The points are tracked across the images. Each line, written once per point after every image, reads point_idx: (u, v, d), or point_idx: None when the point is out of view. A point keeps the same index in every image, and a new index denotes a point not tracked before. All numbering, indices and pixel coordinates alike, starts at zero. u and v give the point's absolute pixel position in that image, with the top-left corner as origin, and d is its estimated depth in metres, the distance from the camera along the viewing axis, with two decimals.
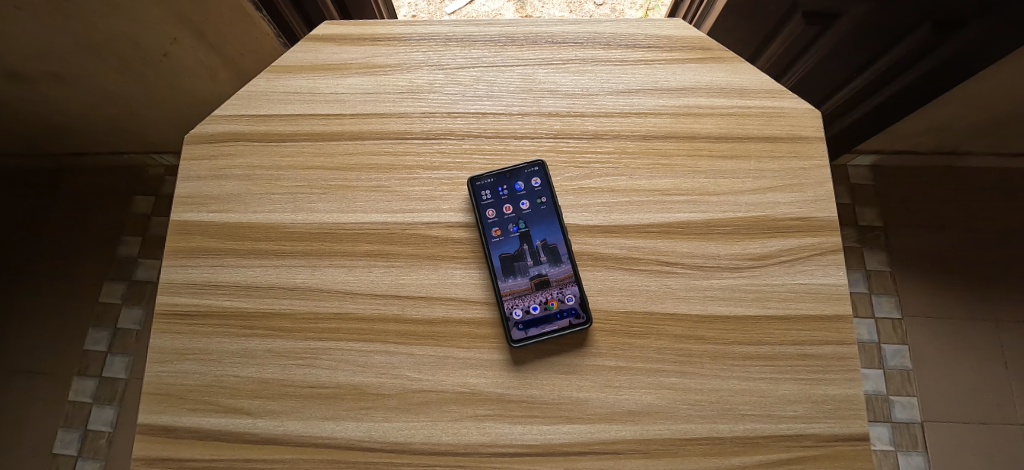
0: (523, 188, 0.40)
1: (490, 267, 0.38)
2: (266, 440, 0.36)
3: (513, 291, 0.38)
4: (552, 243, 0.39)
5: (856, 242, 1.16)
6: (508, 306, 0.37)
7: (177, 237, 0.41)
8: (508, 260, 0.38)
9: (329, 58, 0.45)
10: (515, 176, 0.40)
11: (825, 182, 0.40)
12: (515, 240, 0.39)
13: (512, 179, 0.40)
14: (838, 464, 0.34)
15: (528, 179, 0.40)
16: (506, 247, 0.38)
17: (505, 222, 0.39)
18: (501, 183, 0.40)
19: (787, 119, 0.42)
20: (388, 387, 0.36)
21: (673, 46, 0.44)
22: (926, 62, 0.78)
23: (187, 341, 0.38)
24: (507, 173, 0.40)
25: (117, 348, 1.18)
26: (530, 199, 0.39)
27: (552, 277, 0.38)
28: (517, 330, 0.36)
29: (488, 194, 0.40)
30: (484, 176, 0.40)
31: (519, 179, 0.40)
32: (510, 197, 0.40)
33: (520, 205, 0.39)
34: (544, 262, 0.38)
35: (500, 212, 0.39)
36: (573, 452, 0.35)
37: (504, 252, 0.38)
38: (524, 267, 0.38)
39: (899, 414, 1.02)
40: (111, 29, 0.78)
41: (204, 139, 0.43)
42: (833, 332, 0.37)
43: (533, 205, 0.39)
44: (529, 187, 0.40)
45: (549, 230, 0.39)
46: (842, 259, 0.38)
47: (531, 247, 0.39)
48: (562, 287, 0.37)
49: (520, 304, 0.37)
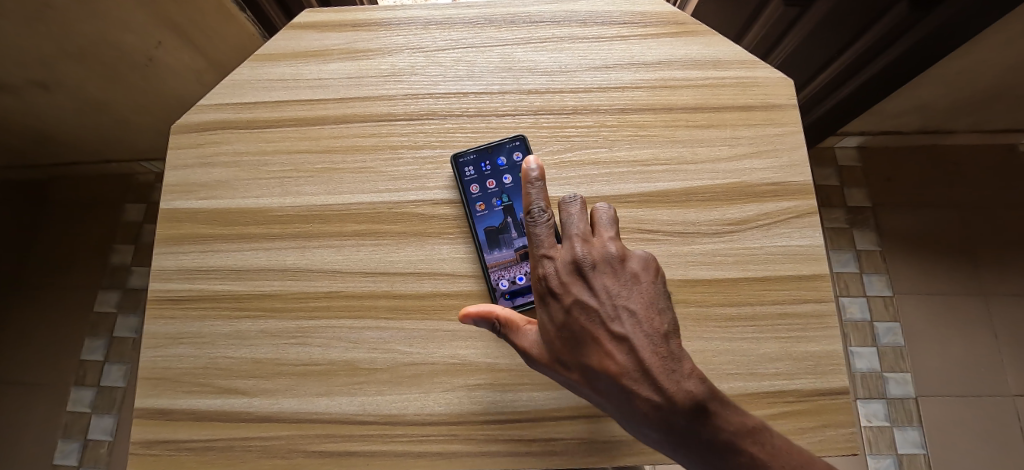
0: (505, 163, 0.41)
1: (476, 241, 0.39)
2: (263, 418, 0.36)
3: (499, 262, 0.39)
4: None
5: (845, 223, 1.18)
6: (495, 277, 0.38)
7: (166, 225, 0.42)
8: (493, 232, 0.39)
9: (311, 45, 0.45)
10: (496, 151, 0.41)
11: (798, 147, 0.42)
12: (499, 214, 0.40)
13: (494, 153, 0.41)
14: (819, 417, 0.35)
15: (510, 153, 0.41)
16: (490, 219, 0.40)
17: (489, 195, 0.40)
18: (483, 157, 0.41)
19: (761, 89, 0.43)
20: (380, 361, 0.37)
21: (648, 22, 0.45)
22: (905, 39, 0.79)
23: (180, 326, 0.39)
24: (490, 148, 0.41)
25: (113, 356, 1.17)
26: (513, 174, 0.41)
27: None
28: (504, 300, 0.38)
29: (471, 170, 0.41)
30: (467, 153, 0.41)
31: (502, 155, 0.41)
32: (493, 172, 0.41)
33: (503, 180, 0.41)
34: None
35: (483, 187, 0.40)
36: (564, 417, 0.35)
37: (489, 225, 0.39)
38: (509, 239, 0.39)
39: (892, 390, 1.04)
40: (94, 32, 0.77)
41: (191, 128, 0.44)
42: (811, 290, 0.38)
43: (515, 180, 0.41)
44: (511, 161, 0.41)
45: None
46: (817, 221, 0.40)
47: (515, 220, 0.40)
48: None
49: (507, 274, 0.38)
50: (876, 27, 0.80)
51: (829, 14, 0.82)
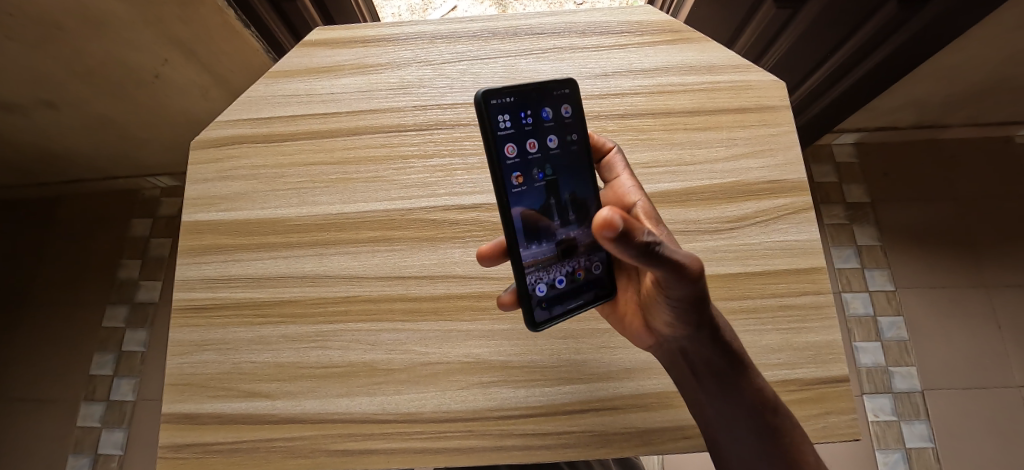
0: (550, 118, 0.35)
1: (513, 225, 0.32)
2: (285, 419, 0.38)
3: (538, 260, 0.33)
4: (579, 195, 0.35)
5: (845, 219, 1.20)
6: (532, 279, 0.33)
7: (189, 236, 0.44)
8: (534, 215, 0.33)
9: (323, 61, 0.48)
10: (540, 101, 0.34)
11: (791, 146, 0.44)
12: (541, 189, 0.33)
13: (536, 104, 0.34)
14: (822, 405, 0.37)
15: (556, 108, 0.35)
16: (530, 192, 0.33)
17: (526, 161, 0.33)
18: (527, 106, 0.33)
19: (754, 91, 0.46)
20: (398, 362, 0.39)
21: (644, 31, 0.47)
22: (897, 36, 0.81)
23: (204, 333, 0.41)
24: (532, 97, 0.34)
25: (123, 371, 1.19)
26: (558, 136, 0.35)
27: (579, 242, 0.35)
28: (540, 309, 0.34)
29: (507, 120, 0.32)
30: (505, 94, 0.32)
31: (546, 107, 0.35)
32: (537, 129, 0.34)
33: (546, 143, 0.34)
34: (573, 222, 0.35)
35: (523, 150, 0.33)
36: (576, 410, 0.37)
37: (529, 204, 0.33)
38: (551, 227, 0.34)
39: (899, 384, 1.05)
40: (103, 51, 0.80)
41: (212, 144, 0.46)
42: (809, 282, 0.40)
43: (559, 145, 0.35)
44: (555, 118, 0.35)
45: (572, 178, 0.35)
46: (812, 216, 0.42)
47: (558, 200, 0.34)
48: (589, 254, 0.36)
49: (545, 277, 0.34)
50: (866, 26, 0.82)
51: (819, 16, 0.84)
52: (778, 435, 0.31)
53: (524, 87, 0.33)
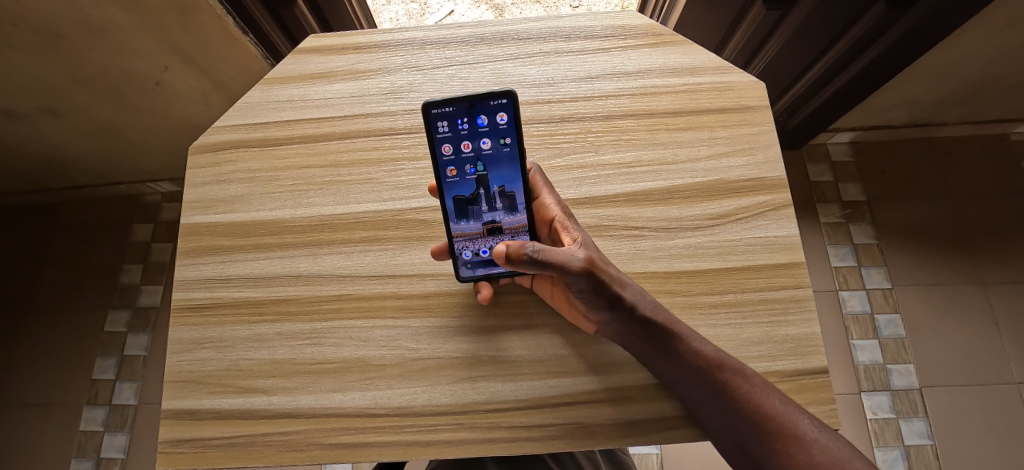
0: (485, 124, 0.33)
1: (442, 209, 0.36)
2: (281, 414, 0.39)
3: (465, 233, 0.38)
4: (506, 190, 0.36)
5: (840, 217, 1.21)
6: (460, 246, 0.39)
7: (188, 238, 0.45)
8: (461, 203, 0.37)
9: (316, 67, 0.49)
10: (477, 109, 0.33)
11: (771, 145, 0.45)
12: (472, 183, 0.36)
13: (473, 112, 0.33)
14: (802, 396, 0.37)
15: (493, 113, 0.33)
16: (460, 184, 0.36)
17: (461, 158, 0.35)
18: (462, 114, 0.33)
19: (735, 92, 0.47)
20: (390, 357, 0.40)
21: (628, 34, 0.49)
22: (886, 36, 0.83)
23: (203, 332, 0.42)
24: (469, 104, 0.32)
25: (125, 375, 1.20)
26: (493, 140, 0.34)
27: (506, 224, 0.38)
28: (466, 269, 0.40)
29: (443, 126, 0.33)
30: (441, 103, 0.32)
31: (483, 113, 0.33)
32: (471, 134, 0.34)
33: (480, 145, 0.34)
34: (500, 209, 0.37)
35: (457, 150, 0.34)
36: (562, 403, 0.38)
37: (458, 194, 0.36)
38: (478, 212, 0.37)
39: (896, 381, 1.06)
40: (105, 58, 0.82)
41: (209, 149, 0.48)
42: (789, 277, 0.41)
43: (495, 147, 0.34)
44: (492, 123, 0.33)
45: (502, 174, 0.36)
46: (791, 213, 0.43)
47: (488, 192, 0.36)
48: (515, 234, 0.38)
49: (471, 246, 0.39)
50: (857, 26, 0.84)
51: (809, 18, 0.85)
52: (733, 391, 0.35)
53: (458, 97, 0.32)
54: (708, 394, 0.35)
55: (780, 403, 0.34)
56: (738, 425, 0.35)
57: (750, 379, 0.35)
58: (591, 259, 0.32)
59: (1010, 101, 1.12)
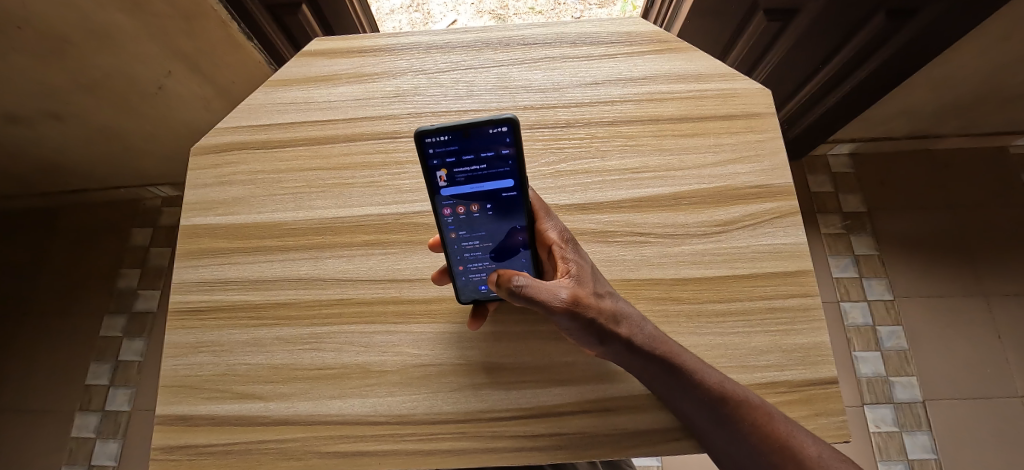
0: (487, 156, 0.28)
1: (442, 236, 0.33)
2: (279, 421, 0.38)
3: (465, 257, 0.35)
4: (511, 218, 0.32)
5: (841, 229, 1.20)
6: (461, 267, 0.36)
7: (187, 240, 0.45)
8: (461, 230, 0.33)
9: (321, 70, 0.49)
10: (477, 136, 0.27)
11: (777, 152, 0.45)
12: (472, 212, 0.31)
13: (472, 142, 0.27)
14: (813, 407, 0.36)
15: (496, 144, 0.27)
16: (459, 213, 0.31)
17: (461, 192, 0.30)
18: (462, 143, 0.27)
19: (741, 99, 0.47)
20: (391, 364, 0.39)
21: (633, 41, 0.49)
22: (886, 48, 0.84)
23: (201, 335, 0.41)
24: (469, 136, 0.26)
25: (119, 381, 1.18)
26: (495, 172, 0.29)
27: (509, 245, 0.34)
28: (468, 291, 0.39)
29: (439, 158, 0.27)
30: (436, 135, 0.26)
31: (484, 145, 0.27)
32: (471, 166, 0.28)
33: (481, 176, 0.29)
34: (502, 233, 0.33)
35: (455, 181, 0.29)
36: (568, 412, 0.37)
37: (459, 223, 0.32)
38: (479, 236, 0.33)
39: (900, 394, 1.04)
40: (110, 63, 0.82)
41: (211, 150, 0.47)
42: (797, 285, 0.40)
43: (498, 179, 0.29)
44: (493, 155, 0.28)
45: (508, 203, 0.31)
46: (799, 220, 0.43)
47: (489, 220, 0.32)
48: (517, 255, 0.35)
49: (472, 267, 0.36)
50: (857, 38, 0.84)
51: (810, 29, 0.86)
52: (737, 422, 0.33)
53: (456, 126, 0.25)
54: (710, 423, 0.34)
55: (784, 432, 0.32)
56: (747, 450, 0.33)
57: (755, 408, 0.33)
58: (579, 295, 0.28)
59: (1010, 113, 1.12)
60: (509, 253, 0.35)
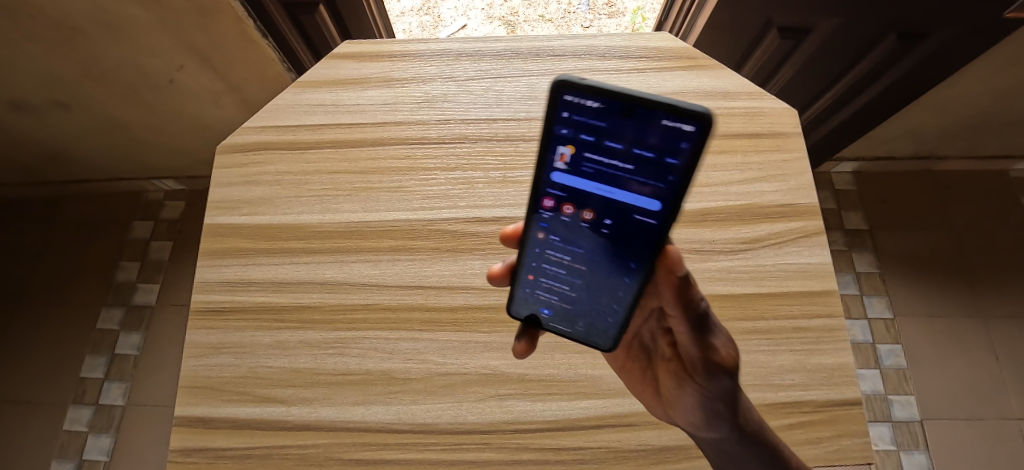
0: (641, 155, 0.20)
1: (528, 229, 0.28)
2: (301, 427, 0.37)
3: (543, 263, 0.30)
4: (628, 249, 0.25)
5: (844, 246, 1.21)
6: (534, 274, 0.31)
7: (211, 239, 0.44)
8: (556, 234, 0.27)
9: (350, 73, 0.49)
10: (638, 119, 0.18)
11: (804, 172, 0.45)
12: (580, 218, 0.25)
13: (630, 124, 0.18)
14: (838, 428, 0.36)
15: (664, 145, 0.18)
16: (564, 212, 0.26)
17: (576, 187, 0.24)
18: (612, 121, 0.19)
19: (768, 117, 0.47)
20: (415, 371, 0.39)
21: (661, 56, 0.49)
22: (895, 70, 0.85)
23: (222, 336, 0.41)
24: (631, 116, 0.18)
25: (114, 374, 1.17)
26: (642, 182, 0.21)
27: (603, 278, 0.28)
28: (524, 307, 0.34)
29: (570, 132, 0.21)
30: (584, 96, 0.18)
31: (649, 140, 0.19)
32: (611, 162, 0.21)
33: (615, 181, 0.22)
34: (603, 260, 0.27)
35: (578, 170, 0.22)
36: (593, 425, 0.37)
37: (558, 223, 0.27)
38: (574, 248, 0.28)
39: (898, 413, 1.05)
40: (122, 55, 0.82)
41: (237, 149, 0.47)
42: (822, 305, 0.41)
43: (643, 194, 0.22)
44: (653, 159, 0.19)
45: (633, 227, 0.23)
46: (825, 240, 0.43)
47: (598, 236, 0.26)
48: (611, 296, 0.29)
49: (546, 279, 0.31)
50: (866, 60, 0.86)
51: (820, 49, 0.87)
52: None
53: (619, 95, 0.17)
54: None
55: None
56: None
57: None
58: None
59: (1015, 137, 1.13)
60: (602, 288, 0.29)
